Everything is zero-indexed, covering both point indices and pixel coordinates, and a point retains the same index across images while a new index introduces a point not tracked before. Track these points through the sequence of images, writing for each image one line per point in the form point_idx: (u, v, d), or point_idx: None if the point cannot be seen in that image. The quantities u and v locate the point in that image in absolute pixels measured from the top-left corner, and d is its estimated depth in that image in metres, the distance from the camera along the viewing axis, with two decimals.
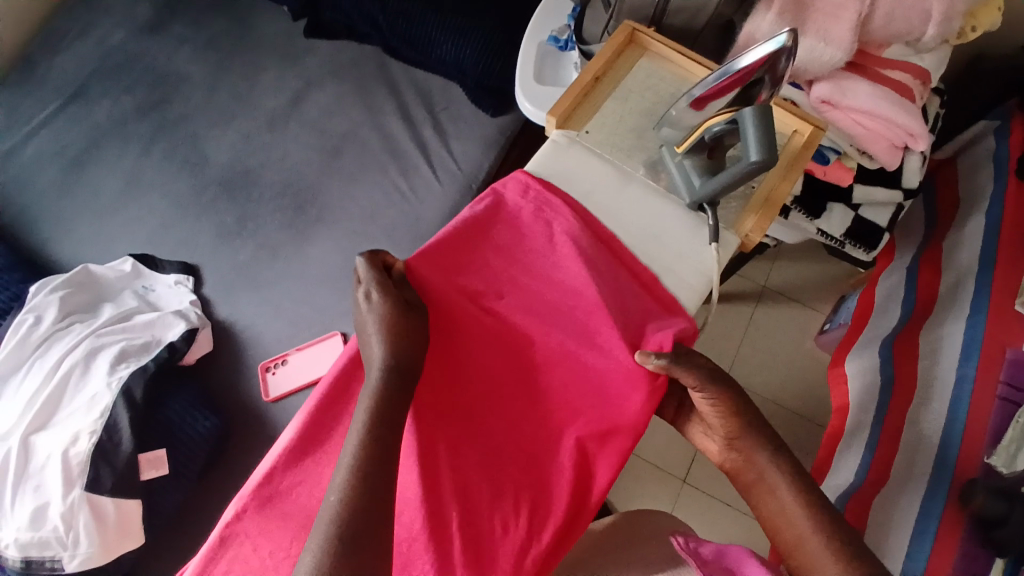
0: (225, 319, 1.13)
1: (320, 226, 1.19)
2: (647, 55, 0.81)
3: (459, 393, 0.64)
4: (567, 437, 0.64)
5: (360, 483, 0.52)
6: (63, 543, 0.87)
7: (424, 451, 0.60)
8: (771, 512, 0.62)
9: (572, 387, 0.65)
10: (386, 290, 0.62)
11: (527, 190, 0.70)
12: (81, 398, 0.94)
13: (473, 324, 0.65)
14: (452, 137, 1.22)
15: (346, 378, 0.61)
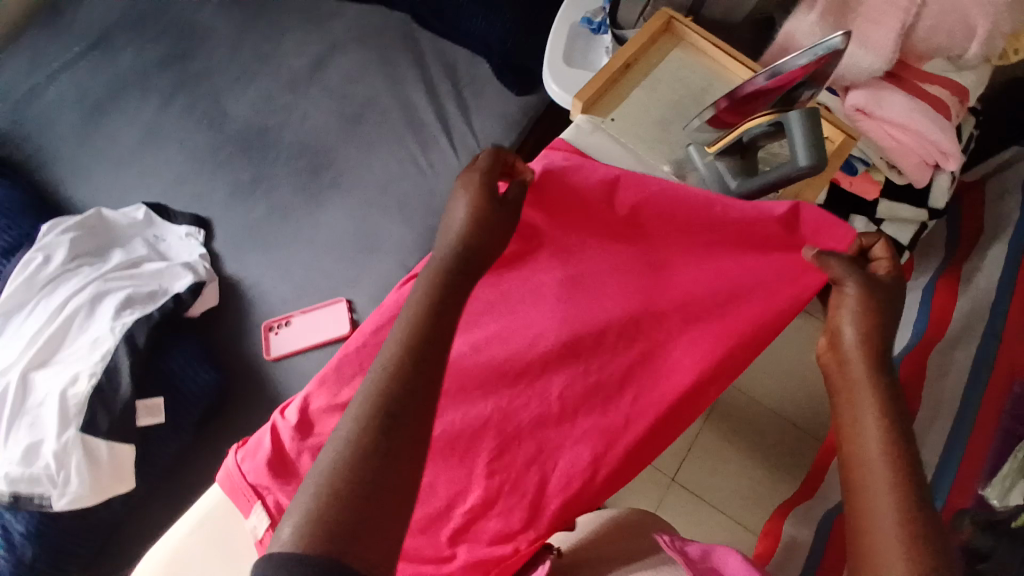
0: (233, 275, 1.13)
1: (334, 191, 1.18)
2: (681, 45, 0.79)
3: (560, 287, 0.66)
4: (677, 345, 0.66)
5: (399, 380, 0.49)
6: (54, 481, 0.88)
7: (546, 336, 0.65)
8: (853, 440, 0.51)
9: (693, 298, 0.66)
10: (477, 182, 0.60)
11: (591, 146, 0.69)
12: (84, 340, 0.94)
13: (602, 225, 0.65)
14: (474, 112, 1.20)
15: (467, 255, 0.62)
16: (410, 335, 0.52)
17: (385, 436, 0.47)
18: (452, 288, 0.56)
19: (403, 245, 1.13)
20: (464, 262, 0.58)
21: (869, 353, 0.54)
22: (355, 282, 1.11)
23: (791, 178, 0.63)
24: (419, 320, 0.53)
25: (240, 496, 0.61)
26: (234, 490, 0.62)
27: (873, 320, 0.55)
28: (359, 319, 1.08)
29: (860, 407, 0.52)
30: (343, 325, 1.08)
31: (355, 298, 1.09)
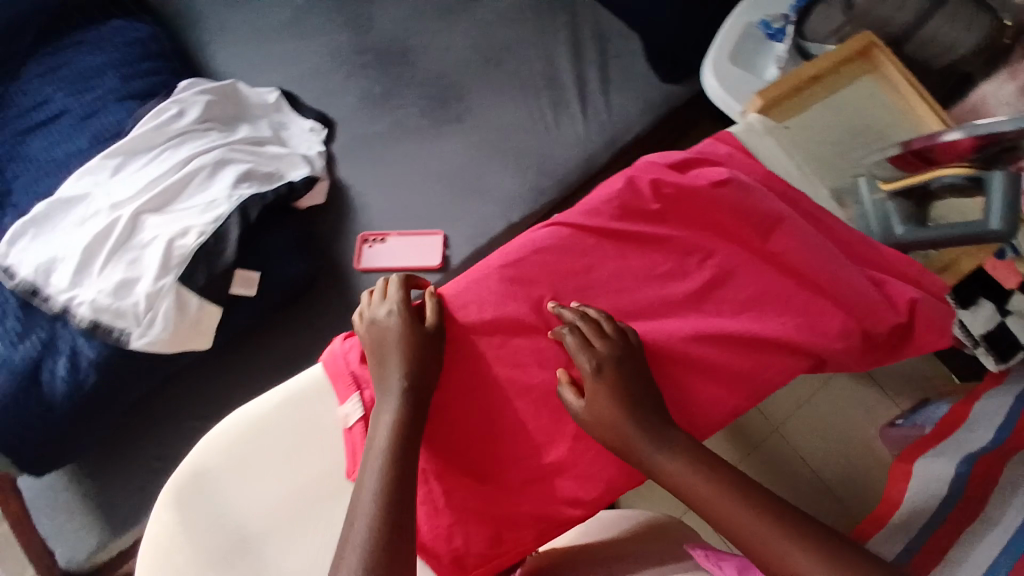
0: (343, 179, 1.15)
1: (457, 126, 1.16)
2: (874, 73, 0.77)
3: (666, 273, 0.67)
4: (794, 342, 0.64)
5: (388, 509, 0.50)
6: (138, 319, 0.89)
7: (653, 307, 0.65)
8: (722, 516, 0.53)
9: (804, 305, 0.66)
10: (410, 312, 0.62)
11: (733, 149, 0.70)
12: (199, 199, 0.96)
13: (719, 216, 0.67)
14: (613, 86, 1.14)
15: (599, 209, 0.68)
16: (399, 429, 0.55)
17: (403, 520, 0.50)
18: (417, 391, 0.58)
19: (510, 197, 1.10)
20: (420, 380, 0.58)
21: (641, 424, 0.57)
22: (454, 219, 1.10)
23: (980, 239, 0.62)
24: (402, 427, 0.55)
25: (340, 382, 0.63)
26: (331, 376, 0.64)
27: (626, 396, 0.58)
28: (450, 256, 1.07)
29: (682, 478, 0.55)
30: (434, 257, 1.07)
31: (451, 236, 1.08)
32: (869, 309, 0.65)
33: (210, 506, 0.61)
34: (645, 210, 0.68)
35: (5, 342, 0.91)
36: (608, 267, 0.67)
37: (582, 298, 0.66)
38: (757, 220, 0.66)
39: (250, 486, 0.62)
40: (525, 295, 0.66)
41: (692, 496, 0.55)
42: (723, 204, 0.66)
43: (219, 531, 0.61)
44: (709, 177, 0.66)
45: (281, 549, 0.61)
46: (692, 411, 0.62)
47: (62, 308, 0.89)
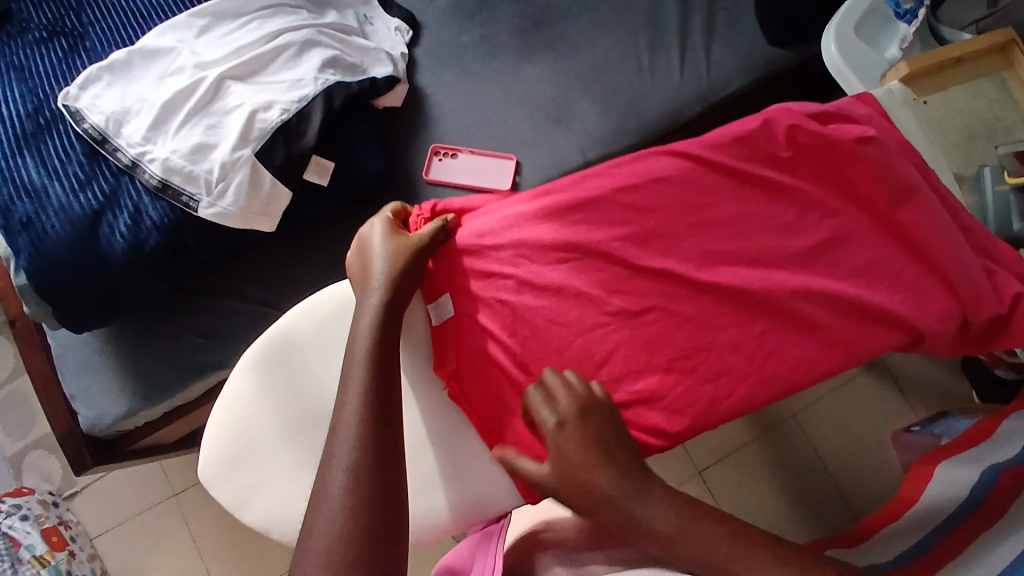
0: (422, 86, 1.11)
1: (548, 52, 1.12)
2: (1008, 72, 0.77)
3: (778, 225, 0.70)
4: (885, 300, 0.66)
5: (371, 472, 0.55)
6: (208, 188, 0.86)
7: (754, 256, 0.69)
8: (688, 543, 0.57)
9: (903, 272, 0.68)
10: (392, 231, 0.69)
11: (872, 114, 0.72)
12: (285, 76, 0.93)
13: (843, 168, 0.69)
14: (717, 39, 1.10)
15: (723, 147, 0.71)
16: (372, 383, 0.59)
17: (382, 472, 0.55)
18: (386, 342, 0.62)
19: (590, 132, 1.07)
20: (398, 288, 0.66)
21: (609, 473, 0.61)
22: (530, 144, 1.07)
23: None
24: (372, 377, 0.60)
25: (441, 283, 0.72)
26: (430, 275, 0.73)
27: (592, 442, 0.62)
28: (521, 182, 1.04)
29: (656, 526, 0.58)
30: (505, 180, 1.05)
31: (524, 163, 1.05)
32: (978, 298, 0.65)
33: (298, 379, 0.66)
34: (777, 157, 0.70)
35: (66, 185, 0.87)
36: (723, 208, 0.70)
37: (686, 245, 0.70)
38: (893, 186, 0.68)
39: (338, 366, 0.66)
40: (631, 226, 0.71)
41: (657, 531, 0.58)
42: (860, 164, 0.69)
43: (304, 402, 0.66)
44: (854, 133, 0.69)
45: None
46: (778, 351, 0.67)
47: (131, 162, 0.86)
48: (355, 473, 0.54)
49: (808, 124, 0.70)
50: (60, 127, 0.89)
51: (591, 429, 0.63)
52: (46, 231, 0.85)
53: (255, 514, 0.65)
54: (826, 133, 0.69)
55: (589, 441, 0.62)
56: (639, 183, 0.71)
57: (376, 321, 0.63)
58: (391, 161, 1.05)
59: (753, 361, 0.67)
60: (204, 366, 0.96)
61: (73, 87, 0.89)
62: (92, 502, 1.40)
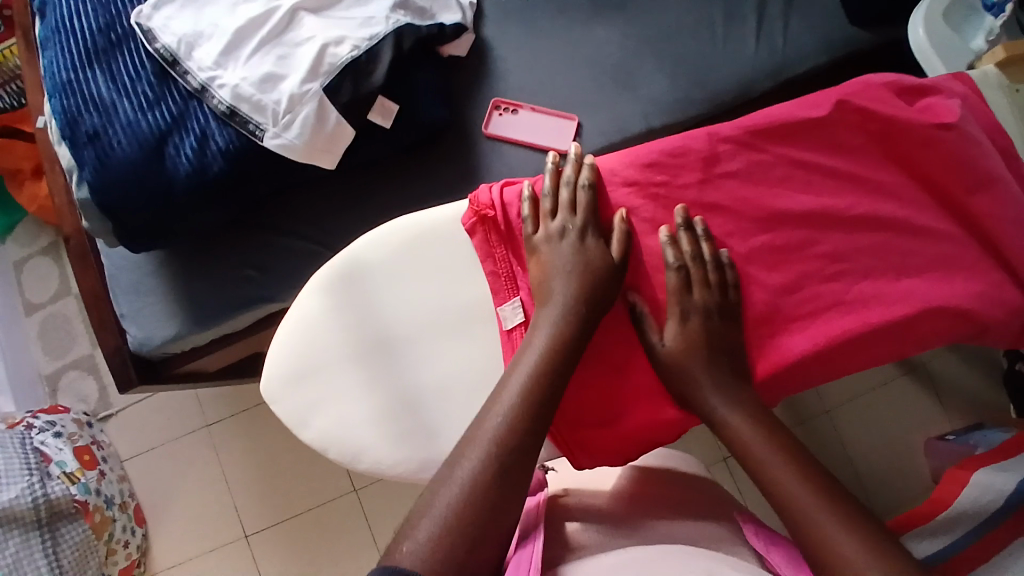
0: (487, 38, 1.10)
1: (618, 13, 1.10)
2: None
3: (854, 200, 0.68)
4: (958, 290, 0.65)
5: (489, 478, 0.52)
6: (275, 119, 0.86)
7: (825, 233, 0.68)
8: (778, 478, 0.57)
9: (981, 263, 0.66)
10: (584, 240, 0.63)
11: (966, 96, 0.69)
12: (357, 12, 0.92)
13: (928, 150, 0.67)
14: (796, 13, 1.07)
15: (802, 118, 0.68)
16: (525, 397, 0.57)
17: (505, 489, 0.52)
18: (566, 364, 0.59)
19: (655, 99, 1.05)
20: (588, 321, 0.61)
21: (710, 370, 0.63)
22: (593, 107, 1.05)
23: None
24: (532, 383, 0.58)
25: (496, 279, 0.65)
26: (486, 267, 0.65)
27: (711, 348, 0.63)
28: (580, 145, 1.03)
29: (748, 437, 0.60)
30: (564, 141, 1.04)
31: (586, 124, 1.04)
32: None
33: (366, 301, 0.66)
34: (855, 137, 0.68)
35: (134, 104, 0.87)
36: (802, 180, 0.68)
37: (759, 213, 0.68)
38: (975, 172, 0.66)
39: (409, 290, 0.66)
40: (708, 190, 0.68)
41: (752, 461, 0.59)
42: (936, 149, 0.67)
43: (369, 328, 0.66)
44: (933, 117, 0.67)
45: (429, 353, 0.65)
46: (850, 339, 0.65)
47: (201, 86, 0.87)
48: (467, 483, 0.52)
49: (893, 104, 0.67)
50: (132, 45, 0.90)
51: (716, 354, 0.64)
52: (113, 146, 0.86)
53: (315, 433, 0.66)
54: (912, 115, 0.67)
55: (716, 357, 0.63)
56: (726, 149, 0.68)
57: (547, 351, 0.59)
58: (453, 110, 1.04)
59: (815, 346, 0.65)
60: (255, 299, 0.97)
61: (146, 7, 0.90)
62: (125, 428, 1.44)
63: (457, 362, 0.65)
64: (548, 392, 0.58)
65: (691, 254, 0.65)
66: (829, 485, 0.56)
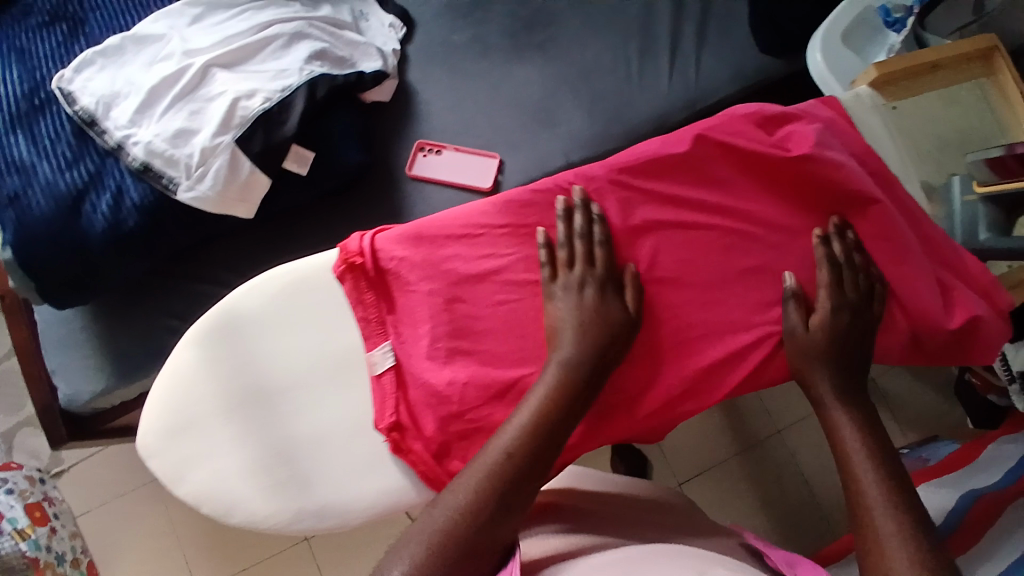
0: (411, 82, 1.12)
1: (538, 54, 1.13)
2: (985, 81, 0.74)
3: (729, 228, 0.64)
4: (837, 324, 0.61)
5: (473, 515, 0.48)
6: (188, 172, 0.88)
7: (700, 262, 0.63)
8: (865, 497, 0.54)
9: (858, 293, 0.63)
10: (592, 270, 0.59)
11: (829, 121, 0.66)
12: (272, 66, 0.94)
13: (797, 178, 0.63)
14: (708, 50, 1.11)
15: (662, 155, 0.64)
16: (526, 435, 0.53)
17: (489, 528, 0.48)
18: (567, 411, 0.55)
19: (575, 136, 1.08)
20: (598, 369, 0.57)
21: (837, 370, 0.60)
22: (515, 146, 1.08)
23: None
24: (538, 422, 0.53)
25: (365, 325, 0.59)
26: (356, 312, 0.60)
27: (845, 344, 0.60)
28: (502, 182, 1.06)
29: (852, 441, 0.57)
30: (486, 179, 1.06)
31: (508, 162, 1.07)
32: (930, 315, 0.63)
33: (235, 353, 0.60)
34: (723, 167, 0.64)
35: (53, 164, 0.89)
36: (676, 212, 0.64)
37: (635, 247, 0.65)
38: (844, 198, 0.63)
39: (277, 340, 0.60)
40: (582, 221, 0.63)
41: (848, 475, 0.56)
42: (801, 174, 0.64)
43: (238, 380, 0.60)
44: (795, 145, 0.63)
45: (302, 405, 0.59)
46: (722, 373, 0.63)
47: (117, 144, 0.89)
48: (452, 515, 0.48)
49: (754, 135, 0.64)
50: (54, 109, 0.92)
51: (846, 347, 0.61)
52: (31, 206, 0.87)
53: (189, 487, 0.60)
54: (774, 144, 0.64)
55: (844, 352, 0.60)
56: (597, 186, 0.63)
57: (554, 390, 0.55)
58: (376, 153, 1.05)
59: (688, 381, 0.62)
60: None
61: (67, 71, 0.92)
62: (77, 483, 1.42)
63: (331, 416, 0.59)
64: (551, 432, 0.54)
65: (844, 259, 0.62)
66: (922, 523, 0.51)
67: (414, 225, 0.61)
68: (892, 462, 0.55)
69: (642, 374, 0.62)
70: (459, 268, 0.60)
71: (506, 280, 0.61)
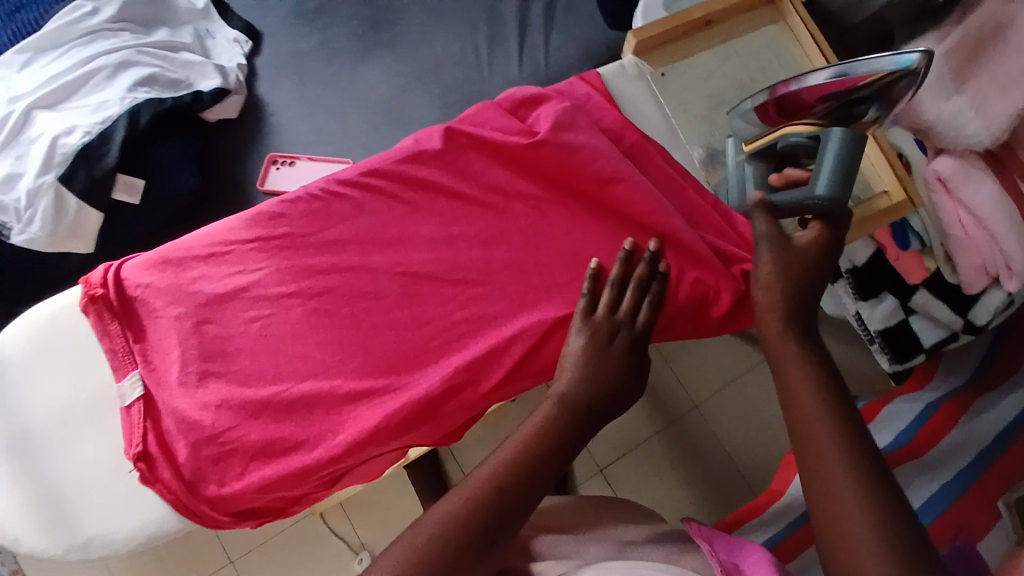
0: (261, 96, 1.10)
1: (386, 52, 1.10)
2: (778, 25, 0.70)
3: (482, 218, 0.62)
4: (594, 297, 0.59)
5: (446, 541, 0.43)
6: (18, 216, 0.88)
7: (457, 252, 0.61)
8: (816, 454, 0.43)
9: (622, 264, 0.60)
10: (619, 316, 0.55)
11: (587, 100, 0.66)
12: (94, 99, 0.94)
13: (546, 161, 0.61)
14: (557, 27, 1.07)
15: (409, 155, 0.63)
16: (516, 457, 0.47)
17: (464, 555, 0.43)
18: (561, 448, 0.49)
19: None
20: (583, 411, 0.51)
21: (787, 303, 0.50)
22: (368, 150, 1.06)
23: (797, 206, 0.53)
24: (528, 452, 0.48)
25: (113, 356, 0.59)
26: (103, 345, 0.59)
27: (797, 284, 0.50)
28: None
29: (799, 374, 0.46)
30: None
31: None
32: (700, 280, 0.60)
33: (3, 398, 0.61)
34: (473, 159, 0.63)
35: None
36: (431, 207, 0.62)
37: (389, 249, 0.62)
38: (595, 170, 0.60)
39: (38, 381, 0.61)
40: (334, 227, 0.62)
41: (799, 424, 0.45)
42: (548, 162, 0.61)
43: (7, 426, 0.60)
44: (537, 129, 0.62)
45: (69, 443, 0.60)
46: (485, 371, 0.58)
47: None
48: (437, 529, 0.43)
49: (498, 125, 0.63)
50: None
51: (798, 289, 0.50)
52: None
53: None
54: (521, 131, 0.63)
55: (794, 291, 0.50)
56: (347, 190, 0.62)
57: (544, 425, 0.50)
58: (210, 175, 1.04)
59: (448, 378, 0.57)
60: None
61: None
62: None
63: (98, 449, 0.60)
64: (542, 465, 0.48)
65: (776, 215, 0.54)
66: (885, 485, 0.40)
67: (163, 252, 0.62)
68: (845, 398, 0.45)
69: (399, 378, 0.59)
70: (205, 289, 0.60)
71: (257, 295, 0.60)
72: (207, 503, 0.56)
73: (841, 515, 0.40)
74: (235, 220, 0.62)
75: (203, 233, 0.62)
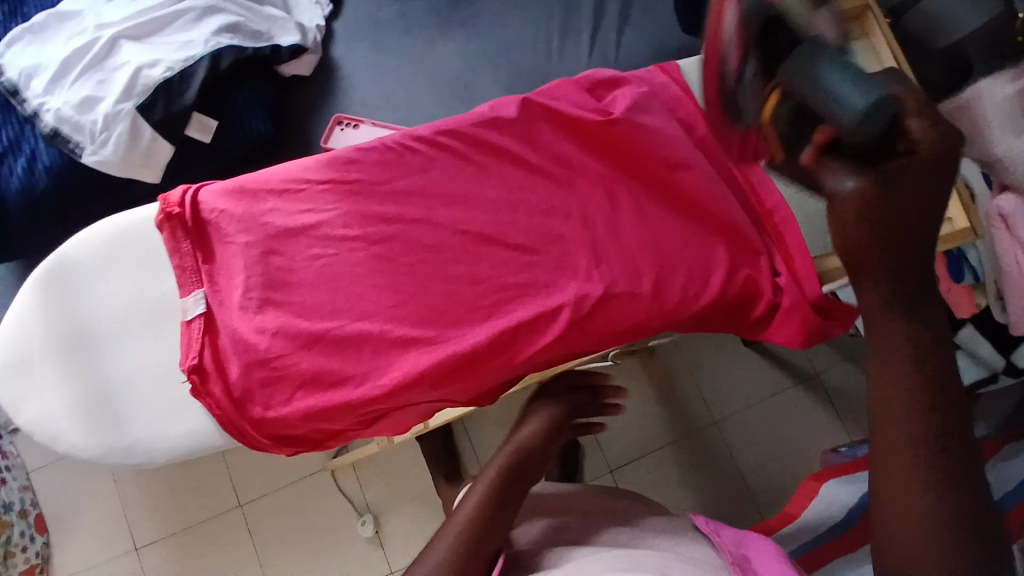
0: (335, 58, 1.13)
1: (460, 30, 1.13)
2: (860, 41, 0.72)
3: (547, 190, 0.64)
4: (647, 279, 0.60)
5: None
6: (92, 137, 0.92)
7: (518, 219, 0.63)
8: (889, 405, 0.37)
9: (677, 251, 0.61)
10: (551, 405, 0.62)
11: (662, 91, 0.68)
12: (179, 38, 0.97)
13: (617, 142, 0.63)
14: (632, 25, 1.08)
15: (484, 119, 0.65)
16: (485, 498, 0.51)
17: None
18: (518, 479, 0.54)
19: None
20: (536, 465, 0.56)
21: (896, 262, 0.36)
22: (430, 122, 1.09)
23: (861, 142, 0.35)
24: (495, 488, 0.52)
25: (180, 273, 0.62)
26: (173, 261, 0.62)
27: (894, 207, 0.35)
28: None
29: (888, 312, 0.37)
30: None
31: None
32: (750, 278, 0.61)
33: (71, 297, 0.64)
34: (546, 131, 0.65)
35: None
36: (498, 171, 0.64)
37: (453, 206, 0.64)
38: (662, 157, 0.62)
39: (105, 286, 0.64)
40: (403, 179, 0.64)
41: (879, 360, 0.37)
42: (619, 143, 0.63)
43: (70, 323, 0.63)
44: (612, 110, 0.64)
45: (127, 347, 0.63)
46: (530, 335, 0.60)
47: (32, 113, 0.92)
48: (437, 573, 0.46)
49: (575, 103, 0.65)
50: None
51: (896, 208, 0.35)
52: None
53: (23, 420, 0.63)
54: (597, 110, 0.64)
55: (903, 217, 0.35)
56: (420, 145, 0.64)
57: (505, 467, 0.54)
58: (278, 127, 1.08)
59: (495, 335, 0.59)
60: None
61: None
62: None
63: (153, 357, 0.63)
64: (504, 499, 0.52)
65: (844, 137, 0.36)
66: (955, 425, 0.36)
67: (239, 182, 0.64)
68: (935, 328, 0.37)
69: (448, 330, 0.60)
70: (275, 221, 0.62)
71: (324, 234, 0.62)
72: (251, 423, 0.59)
73: (915, 525, 0.36)
74: (311, 160, 0.64)
75: (278, 168, 0.65)
